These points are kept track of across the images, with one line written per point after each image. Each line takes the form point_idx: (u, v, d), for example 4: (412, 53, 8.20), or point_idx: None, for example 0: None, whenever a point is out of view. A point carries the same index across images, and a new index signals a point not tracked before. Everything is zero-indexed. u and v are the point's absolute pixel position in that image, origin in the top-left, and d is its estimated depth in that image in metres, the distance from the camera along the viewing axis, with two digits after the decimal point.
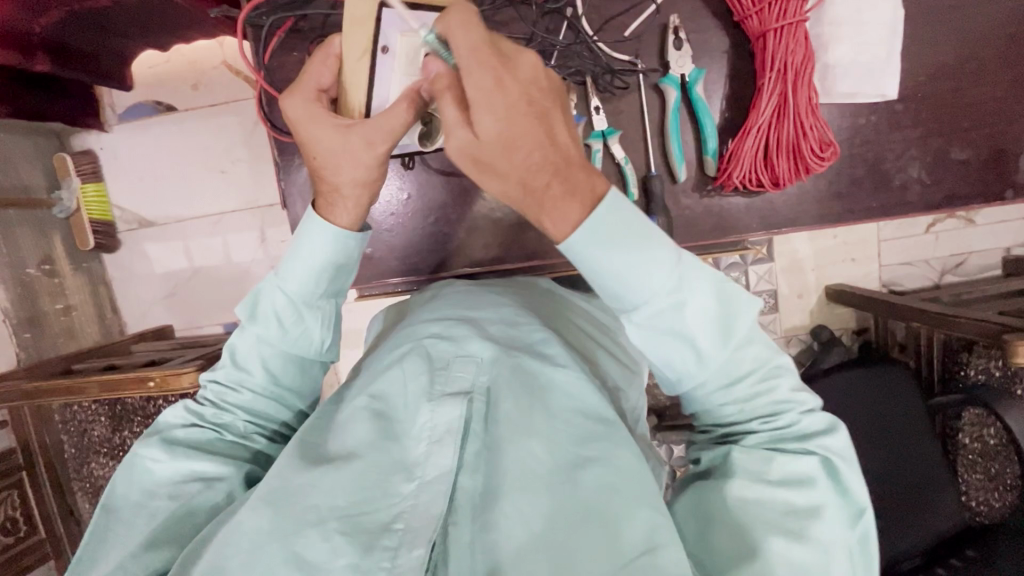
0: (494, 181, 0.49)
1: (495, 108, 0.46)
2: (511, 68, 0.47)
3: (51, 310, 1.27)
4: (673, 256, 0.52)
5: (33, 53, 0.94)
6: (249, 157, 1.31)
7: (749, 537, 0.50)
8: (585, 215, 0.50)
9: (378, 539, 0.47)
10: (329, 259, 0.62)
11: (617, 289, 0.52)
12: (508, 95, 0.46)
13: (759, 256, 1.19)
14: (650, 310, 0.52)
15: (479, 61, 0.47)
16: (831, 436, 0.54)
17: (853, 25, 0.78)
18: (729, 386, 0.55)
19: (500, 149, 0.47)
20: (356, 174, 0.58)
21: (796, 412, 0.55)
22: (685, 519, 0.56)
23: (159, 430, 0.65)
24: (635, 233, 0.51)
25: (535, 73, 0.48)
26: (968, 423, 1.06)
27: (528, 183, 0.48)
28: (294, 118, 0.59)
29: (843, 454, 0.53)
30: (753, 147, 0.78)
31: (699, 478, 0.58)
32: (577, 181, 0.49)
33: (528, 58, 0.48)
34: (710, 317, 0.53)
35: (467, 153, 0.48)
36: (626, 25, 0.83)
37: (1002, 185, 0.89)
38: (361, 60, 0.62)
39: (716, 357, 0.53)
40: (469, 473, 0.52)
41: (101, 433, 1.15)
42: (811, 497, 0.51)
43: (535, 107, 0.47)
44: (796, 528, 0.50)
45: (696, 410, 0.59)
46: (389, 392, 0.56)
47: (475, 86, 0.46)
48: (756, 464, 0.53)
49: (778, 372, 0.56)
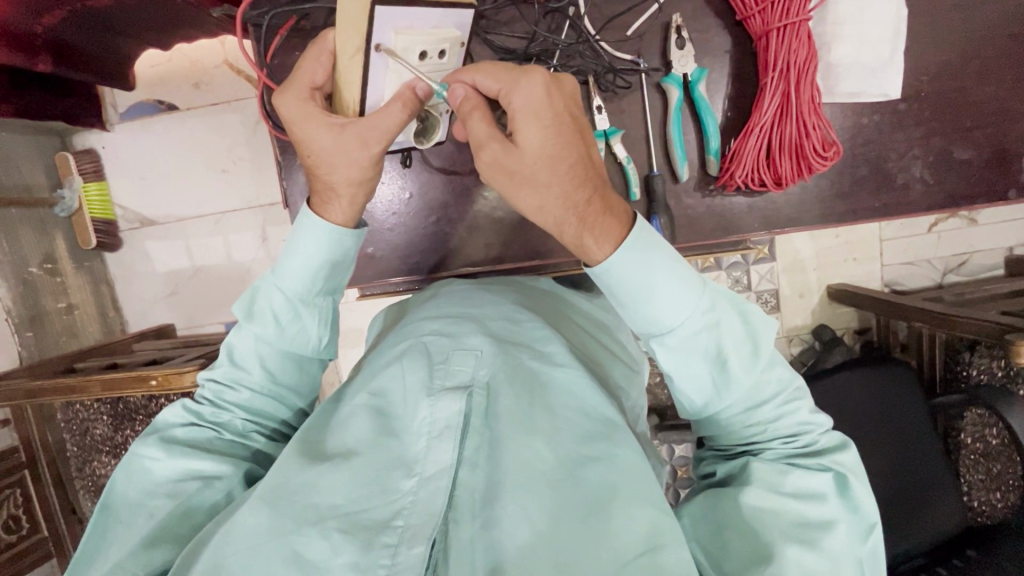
0: (532, 194, 0.49)
1: (542, 118, 0.48)
2: (556, 86, 0.50)
3: (53, 309, 1.27)
4: (700, 280, 0.54)
5: (36, 55, 0.93)
6: (251, 156, 1.31)
7: (763, 545, 0.50)
8: (624, 233, 0.52)
9: (378, 536, 0.47)
10: (325, 256, 0.63)
11: (642, 305, 0.53)
12: (553, 106, 0.48)
13: (760, 256, 1.19)
14: (684, 331, 0.53)
15: (525, 72, 0.49)
16: (843, 452, 0.54)
17: (856, 24, 0.78)
18: (755, 407, 0.55)
19: (545, 161, 0.48)
20: (350, 173, 0.58)
21: (815, 432, 0.56)
22: (697, 526, 0.56)
23: (158, 429, 0.65)
24: (665, 252, 0.52)
25: (575, 93, 0.51)
26: (969, 423, 1.06)
27: (572, 194, 0.49)
28: (287, 116, 0.59)
29: (855, 471, 0.54)
30: (755, 147, 0.78)
31: (716, 487, 0.58)
32: (611, 199, 0.52)
33: (569, 79, 0.51)
34: (740, 332, 0.55)
35: (503, 164, 0.49)
36: (628, 24, 0.83)
37: (1004, 184, 0.89)
38: (355, 58, 0.58)
39: (747, 372, 0.54)
40: (469, 467, 0.52)
41: (103, 432, 1.15)
42: (823, 511, 0.52)
43: (576, 123, 0.50)
44: (809, 537, 0.50)
45: (714, 431, 0.59)
46: (389, 388, 0.56)
47: (523, 101, 0.48)
48: (771, 475, 0.53)
49: (799, 394, 0.57)
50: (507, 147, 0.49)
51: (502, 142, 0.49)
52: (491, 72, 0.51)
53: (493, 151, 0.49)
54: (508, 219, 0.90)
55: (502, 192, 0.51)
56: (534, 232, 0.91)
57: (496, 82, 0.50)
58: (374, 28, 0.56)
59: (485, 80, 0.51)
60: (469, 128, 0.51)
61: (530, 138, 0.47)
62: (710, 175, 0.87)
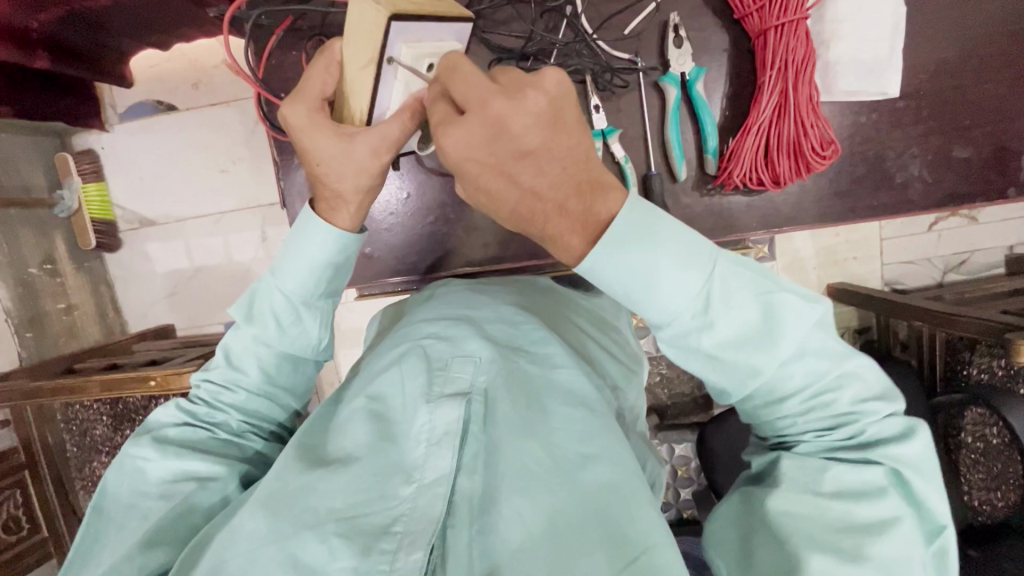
0: (496, 218, 0.53)
1: (470, 171, 0.49)
2: (481, 109, 0.47)
3: (53, 310, 1.28)
4: (712, 262, 0.51)
5: (33, 50, 0.94)
6: (249, 156, 1.31)
7: (795, 551, 0.50)
8: (585, 249, 0.51)
9: (377, 542, 0.47)
10: (327, 259, 0.63)
11: (654, 300, 0.51)
12: (474, 153, 0.48)
13: (760, 255, 1.18)
14: (686, 328, 0.52)
15: (442, 124, 0.49)
16: (902, 444, 0.52)
17: (854, 21, 0.77)
18: (784, 401, 0.54)
19: (485, 195, 0.50)
20: (358, 181, 0.58)
21: (863, 422, 0.53)
22: (732, 525, 0.57)
23: (150, 429, 0.66)
24: (673, 230, 0.51)
25: (509, 108, 0.46)
26: (970, 422, 1.03)
27: (522, 225, 0.51)
28: (296, 126, 0.58)
29: (912, 463, 0.52)
30: (753, 146, 0.78)
31: (753, 481, 0.58)
32: (578, 212, 0.50)
33: (493, 103, 0.46)
34: (751, 335, 0.51)
35: (468, 197, 0.53)
36: (626, 23, 0.83)
37: (1004, 182, 0.88)
38: (366, 70, 0.58)
39: (761, 376, 0.52)
40: (467, 474, 0.52)
41: (102, 433, 1.16)
42: (878, 510, 0.50)
43: (508, 156, 0.47)
44: (852, 543, 0.49)
45: (752, 420, 0.59)
46: (388, 393, 0.56)
47: (454, 137, 0.49)
48: (809, 474, 0.52)
49: (838, 384, 0.54)
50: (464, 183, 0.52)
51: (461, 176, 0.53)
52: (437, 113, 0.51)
53: (460, 188, 0.53)
54: None
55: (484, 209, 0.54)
56: None
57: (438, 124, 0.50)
58: (388, 43, 0.56)
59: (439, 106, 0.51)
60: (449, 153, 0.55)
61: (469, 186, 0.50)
62: (709, 174, 0.86)
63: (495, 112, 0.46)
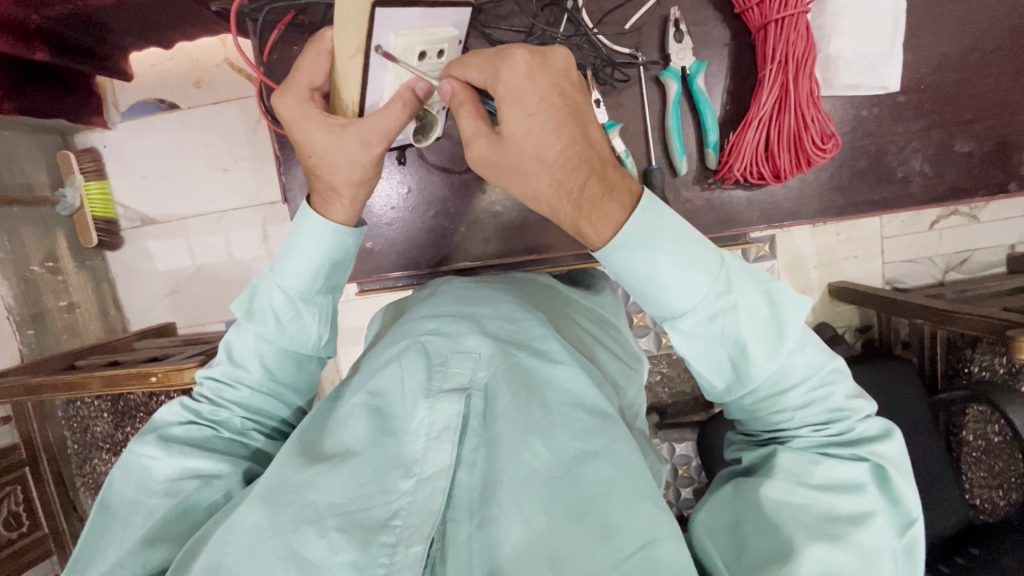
0: (524, 183, 0.51)
1: (528, 104, 0.48)
2: (543, 62, 0.50)
3: (54, 307, 1.28)
4: (718, 260, 0.53)
5: (31, 42, 0.95)
6: (251, 154, 1.32)
7: (784, 539, 0.49)
8: (625, 216, 0.52)
9: (377, 535, 0.47)
10: (326, 255, 0.63)
11: (656, 295, 0.54)
12: (541, 88, 0.49)
13: (761, 253, 1.18)
14: (698, 315, 0.53)
15: (507, 55, 0.49)
16: (884, 443, 0.53)
17: (854, 16, 0.78)
18: (785, 394, 0.55)
19: (530, 151, 0.49)
20: (351, 173, 0.59)
21: (852, 419, 0.55)
22: (714, 516, 0.56)
23: (157, 427, 0.66)
24: (675, 231, 0.52)
25: (567, 66, 0.51)
26: (972, 420, 1.05)
27: (564, 181, 0.50)
28: (287, 118, 0.60)
29: (894, 461, 0.53)
30: (754, 140, 0.78)
31: (740, 476, 0.58)
32: (614, 181, 0.52)
33: (559, 51, 0.51)
34: (758, 321, 0.54)
35: (493, 159, 0.52)
36: (626, 17, 0.83)
37: (1005, 176, 0.88)
38: (355, 59, 0.57)
39: (771, 361, 0.53)
40: (467, 468, 0.52)
41: (104, 429, 1.16)
42: (856, 502, 0.51)
43: (568, 102, 0.50)
44: (837, 532, 0.49)
45: (742, 417, 0.60)
46: (387, 388, 0.56)
47: (508, 84, 0.49)
48: (798, 466, 0.53)
49: (833, 378, 0.56)
50: (497, 138, 0.51)
51: (489, 136, 0.52)
52: (475, 64, 0.52)
53: (481, 146, 0.52)
54: (507, 214, 0.90)
55: (497, 181, 0.54)
56: (533, 227, 0.91)
57: (481, 73, 0.51)
58: (373, 31, 0.54)
59: (466, 72, 0.53)
60: (459, 122, 0.53)
61: (514, 129, 0.49)
62: (709, 168, 0.87)
63: (562, 57, 0.50)
